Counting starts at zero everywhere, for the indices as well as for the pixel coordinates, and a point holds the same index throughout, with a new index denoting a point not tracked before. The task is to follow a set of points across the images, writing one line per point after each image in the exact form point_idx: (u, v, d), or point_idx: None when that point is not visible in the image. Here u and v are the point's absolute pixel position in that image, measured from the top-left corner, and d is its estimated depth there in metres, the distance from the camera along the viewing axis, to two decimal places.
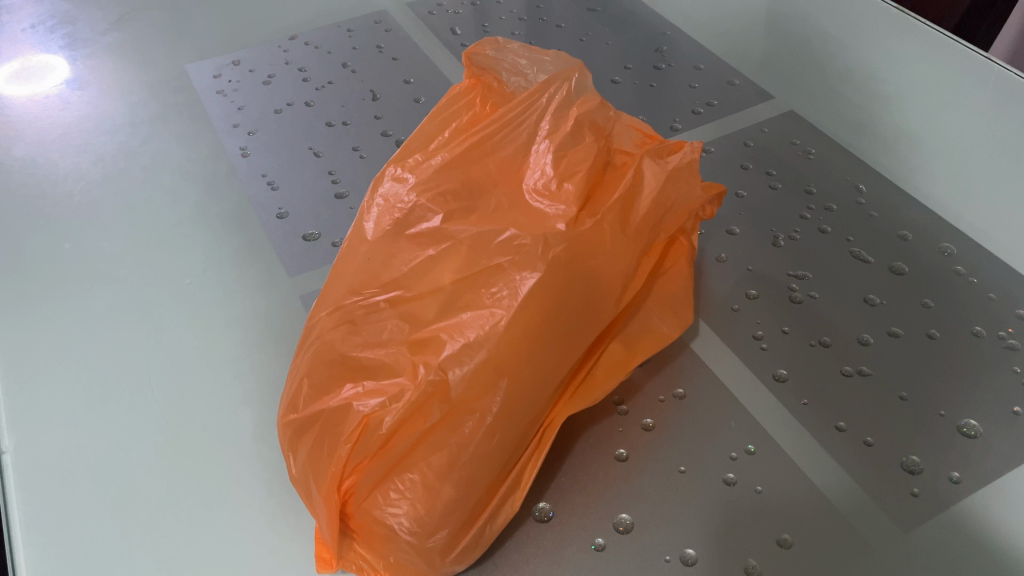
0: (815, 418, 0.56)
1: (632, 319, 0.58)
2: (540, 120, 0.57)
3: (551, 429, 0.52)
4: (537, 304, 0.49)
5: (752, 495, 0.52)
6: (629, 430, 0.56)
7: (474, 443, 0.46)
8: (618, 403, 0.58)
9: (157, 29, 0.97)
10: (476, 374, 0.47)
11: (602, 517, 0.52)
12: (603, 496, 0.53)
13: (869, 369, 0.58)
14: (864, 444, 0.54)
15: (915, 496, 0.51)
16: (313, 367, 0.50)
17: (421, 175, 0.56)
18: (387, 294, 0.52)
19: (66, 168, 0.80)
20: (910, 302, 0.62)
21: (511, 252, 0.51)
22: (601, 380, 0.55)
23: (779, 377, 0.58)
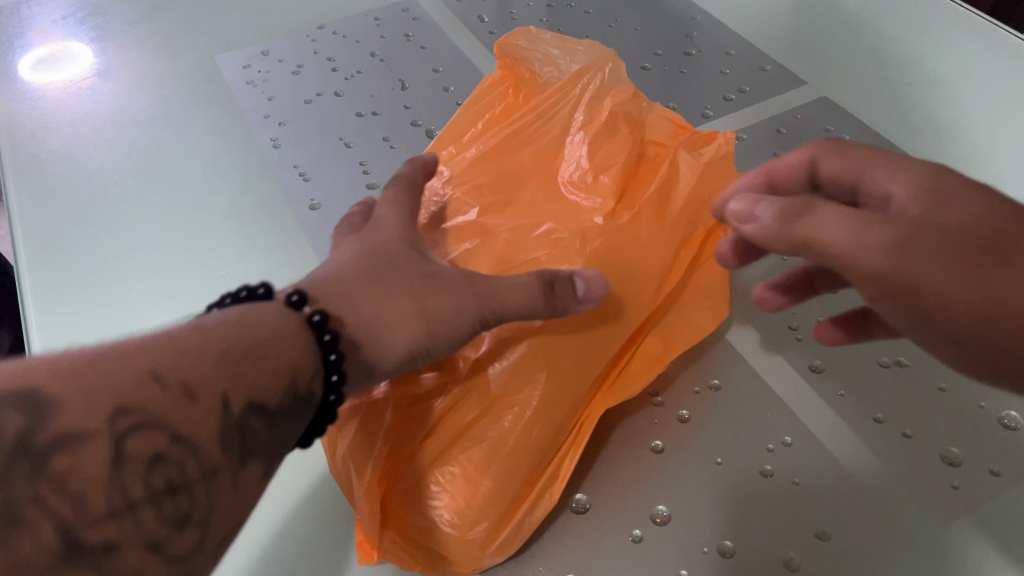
0: (852, 410, 0.55)
1: (667, 311, 0.58)
2: (572, 112, 0.58)
3: (588, 423, 0.52)
4: None
5: (790, 486, 0.52)
6: (665, 422, 0.56)
7: (513, 435, 0.47)
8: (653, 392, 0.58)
9: (184, 20, 0.97)
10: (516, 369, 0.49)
11: (639, 508, 0.52)
12: (641, 486, 0.53)
13: (907, 360, 0.57)
14: (902, 436, 0.54)
15: (955, 489, 0.51)
16: None
17: (457, 169, 0.56)
18: None
19: (100, 160, 0.81)
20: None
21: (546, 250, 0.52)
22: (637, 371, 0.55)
23: (815, 368, 0.58)
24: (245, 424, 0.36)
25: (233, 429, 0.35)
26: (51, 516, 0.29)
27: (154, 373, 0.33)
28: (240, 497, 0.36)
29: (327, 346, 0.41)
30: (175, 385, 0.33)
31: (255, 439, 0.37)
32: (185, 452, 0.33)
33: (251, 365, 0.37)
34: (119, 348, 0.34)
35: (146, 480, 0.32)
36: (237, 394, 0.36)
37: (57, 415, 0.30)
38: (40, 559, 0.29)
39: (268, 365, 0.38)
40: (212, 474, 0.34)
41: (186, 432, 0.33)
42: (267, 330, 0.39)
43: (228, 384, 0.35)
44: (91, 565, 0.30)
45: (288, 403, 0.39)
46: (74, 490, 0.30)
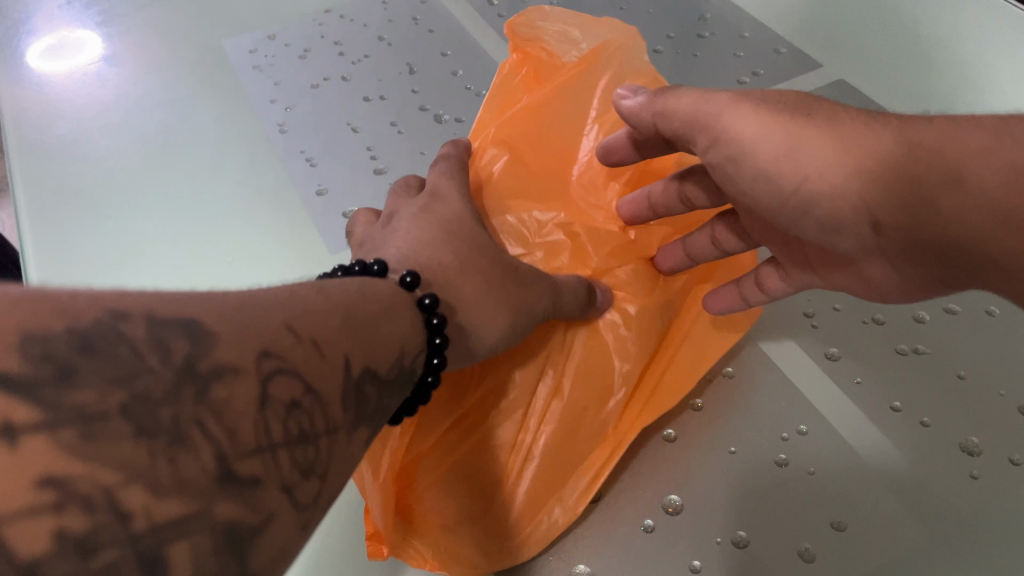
0: (869, 398, 0.54)
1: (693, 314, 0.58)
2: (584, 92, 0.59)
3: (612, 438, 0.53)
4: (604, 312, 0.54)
5: (805, 476, 0.51)
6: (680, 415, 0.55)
7: (537, 437, 0.50)
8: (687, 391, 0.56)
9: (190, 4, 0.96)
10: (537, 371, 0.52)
11: (649, 498, 0.51)
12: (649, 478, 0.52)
13: (925, 348, 0.56)
14: (920, 425, 0.53)
15: (975, 479, 0.50)
16: None
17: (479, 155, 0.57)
18: None
19: (106, 146, 0.80)
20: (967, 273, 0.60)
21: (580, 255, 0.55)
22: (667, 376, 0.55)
23: (831, 355, 0.57)
24: (360, 393, 0.35)
25: (352, 395, 0.34)
26: (209, 440, 0.26)
27: (290, 328, 0.32)
28: (351, 458, 0.34)
29: (434, 329, 0.42)
30: (308, 340, 0.32)
31: (367, 406, 0.35)
32: (315, 409, 0.32)
33: (366, 337, 0.36)
34: (247, 297, 0.32)
35: (285, 426, 0.30)
36: (357, 359, 0.35)
37: (215, 346, 0.28)
38: (200, 480, 0.25)
39: (383, 339, 0.38)
40: (334, 431, 0.33)
41: (317, 385, 0.32)
42: (379, 305, 0.39)
43: (349, 350, 0.35)
44: (242, 496, 0.27)
45: (395, 379, 0.38)
46: (229, 419, 0.27)
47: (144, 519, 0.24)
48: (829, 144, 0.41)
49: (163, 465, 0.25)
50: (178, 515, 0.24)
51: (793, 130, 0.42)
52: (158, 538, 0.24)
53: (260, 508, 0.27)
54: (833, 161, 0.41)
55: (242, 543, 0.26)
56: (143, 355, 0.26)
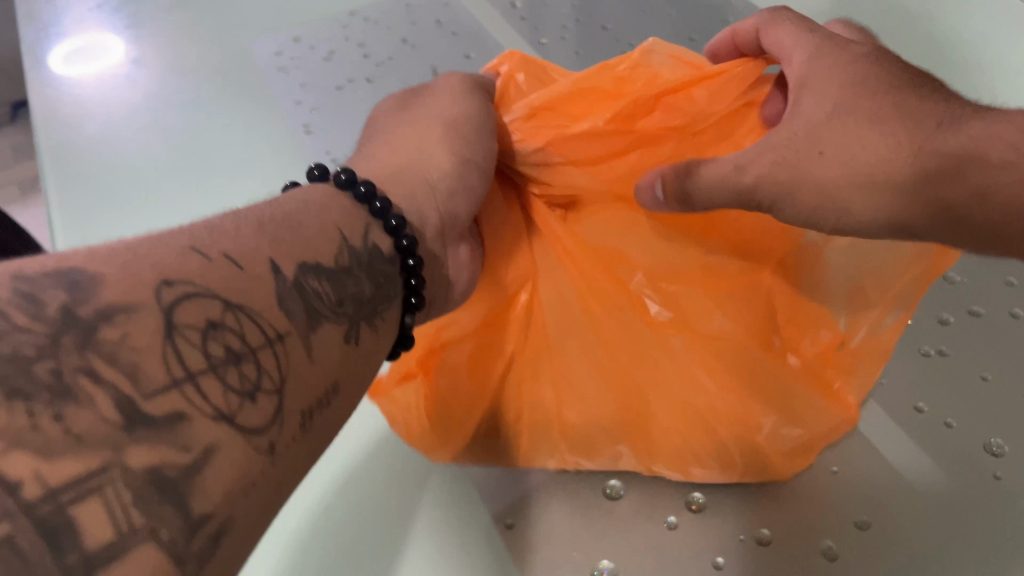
0: (892, 400, 0.55)
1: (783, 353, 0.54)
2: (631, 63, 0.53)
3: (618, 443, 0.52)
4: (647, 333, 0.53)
5: (828, 475, 0.52)
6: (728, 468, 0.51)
7: (570, 394, 0.52)
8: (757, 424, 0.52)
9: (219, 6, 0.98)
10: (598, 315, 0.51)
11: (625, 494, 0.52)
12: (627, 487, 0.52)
13: (949, 349, 0.56)
14: (943, 426, 0.53)
15: (998, 479, 0.50)
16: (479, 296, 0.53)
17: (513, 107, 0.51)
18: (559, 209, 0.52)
19: (135, 146, 0.81)
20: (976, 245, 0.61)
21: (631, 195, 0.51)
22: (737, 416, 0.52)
23: None
24: (306, 286, 0.35)
25: (297, 292, 0.35)
26: (109, 393, 0.27)
27: (197, 248, 0.32)
28: (314, 371, 0.34)
29: (380, 213, 0.43)
30: (216, 254, 0.33)
31: (320, 300, 0.36)
32: (240, 317, 0.32)
33: (292, 232, 0.37)
34: (144, 236, 0.32)
35: (204, 348, 0.30)
36: (284, 259, 0.35)
37: (100, 288, 0.28)
38: (99, 431, 0.26)
39: (310, 226, 0.39)
40: (283, 335, 0.33)
41: (237, 298, 0.32)
42: (298, 202, 0.40)
43: (273, 249, 0.35)
44: (161, 437, 0.27)
45: (351, 263, 0.39)
46: (127, 360, 0.27)
47: (34, 486, 0.24)
48: (877, 195, 0.45)
49: (49, 422, 0.25)
50: (75, 475, 0.25)
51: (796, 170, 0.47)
52: (57, 500, 0.24)
53: (192, 444, 0.28)
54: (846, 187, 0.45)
55: (171, 485, 0.26)
56: (7, 314, 0.26)
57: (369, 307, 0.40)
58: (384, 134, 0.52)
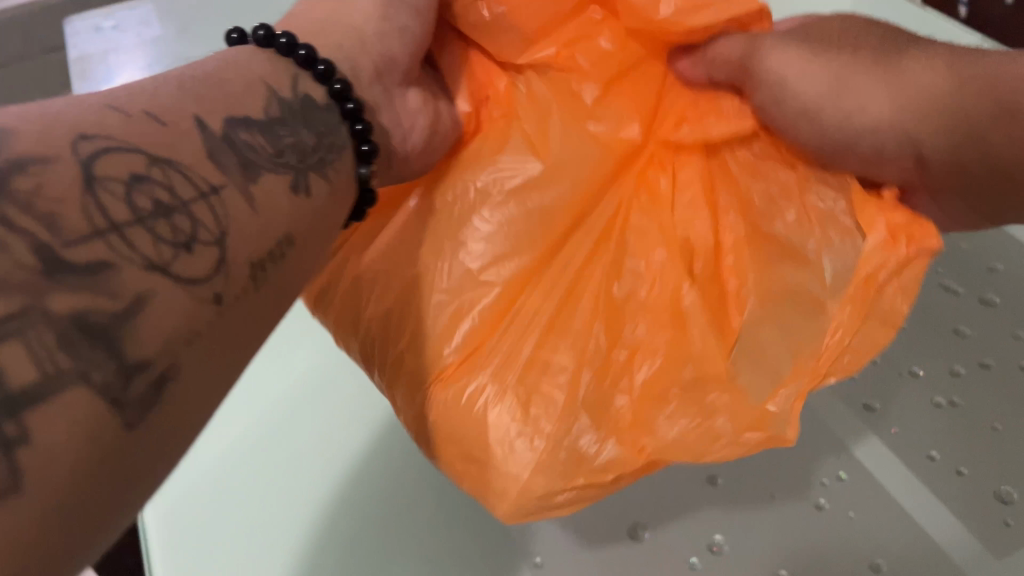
0: (906, 446, 0.58)
1: (744, 288, 0.47)
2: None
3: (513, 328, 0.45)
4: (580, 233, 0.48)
5: (844, 519, 0.55)
6: (571, 467, 0.42)
7: (465, 336, 0.45)
8: (653, 436, 0.43)
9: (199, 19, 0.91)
10: (560, 243, 0.47)
11: (519, 466, 0.42)
12: (513, 496, 0.42)
13: (960, 400, 0.59)
14: (956, 474, 0.56)
15: (1008, 525, 0.53)
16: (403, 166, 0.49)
17: None
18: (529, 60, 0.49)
19: None
20: (953, 253, 0.66)
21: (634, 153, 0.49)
22: (638, 384, 0.44)
23: (869, 407, 0.60)
24: (236, 139, 0.33)
25: (225, 143, 0.32)
26: (26, 240, 0.25)
27: (114, 106, 0.30)
28: (259, 223, 0.32)
29: (306, 62, 0.39)
30: (137, 113, 0.30)
31: (258, 150, 0.34)
32: (169, 170, 0.30)
33: (217, 88, 0.34)
34: (59, 99, 0.30)
35: (129, 199, 0.28)
36: (210, 114, 0.33)
37: (9, 141, 0.27)
38: (15, 275, 0.24)
39: (234, 80, 0.35)
40: (218, 188, 0.31)
41: (163, 154, 0.30)
42: (219, 61, 0.37)
43: (196, 104, 0.33)
44: (84, 285, 0.26)
45: (284, 114, 0.36)
46: (43, 207, 0.26)
47: None
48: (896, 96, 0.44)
49: None
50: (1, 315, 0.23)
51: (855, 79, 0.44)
52: None
53: (121, 293, 0.26)
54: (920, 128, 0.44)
55: (102, 333, 0.25)
56: None
57: (314, 156, 0.36)
58: None
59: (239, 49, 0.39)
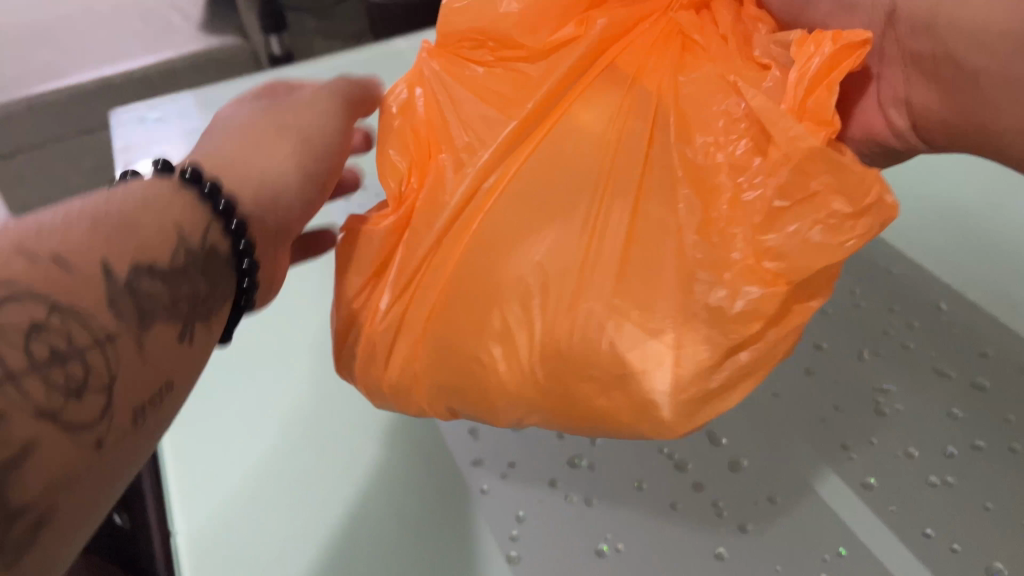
0: (903, 523, 0.59)
1: (809, 73, 0.48)
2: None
3: (571, 278, 0.48)
4: (611, 165, 0.51)
5: None
6: (715, 327, 0.46)
7: (542, 252, 0.49)
8: (780, 211, 0.46)
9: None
10: (603, 176, 0.51)
11: (661, 366, 0.46)
12: (671, 396, 0.45)
13: (953, 480, 0.61)
14: (951, 551, 0.58)
15: None
16: (409, 152, 0.56)
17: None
18: (494, 50, 0.58)
19: None
20: (947, 335, 0.71)
21: (639, 62, 0.55)
22: (759, 202, 0.47)
23: (867, 485, 0.62)
24: (139, 288, 0.38)
25: (127, 294, 0.37)
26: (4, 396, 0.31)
27: (24, 250, 0.34)
28: (146, 368, 0.38)
29: (223, 213, 0.45)
30: (45, 258, 0.34)
31: (155, 300, 0.39)
32: (63, 321, 0.34)
33: (131, 235, 0.39)
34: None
35: (27, 349, 0.32)
36: (127, 259, 0.38)
37: None
38: None
39: (150, 226, 0.40)
40: (112, 337, 0.36)
41: (65, 304, 0.34)
42: (137, 199, 0.41)
43: (105, 250, 0.37)
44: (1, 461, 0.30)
45: (187, 263, 0.41)
46: None
47: None
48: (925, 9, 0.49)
49: None
50: None
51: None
52: None
53: (10, 441, 0.31)
54: (991, 53, 0.46)
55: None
56: None
57: (203, 308, 0.42)
58: (220, 135, 0.52)
59: (151, 178, 0.43)
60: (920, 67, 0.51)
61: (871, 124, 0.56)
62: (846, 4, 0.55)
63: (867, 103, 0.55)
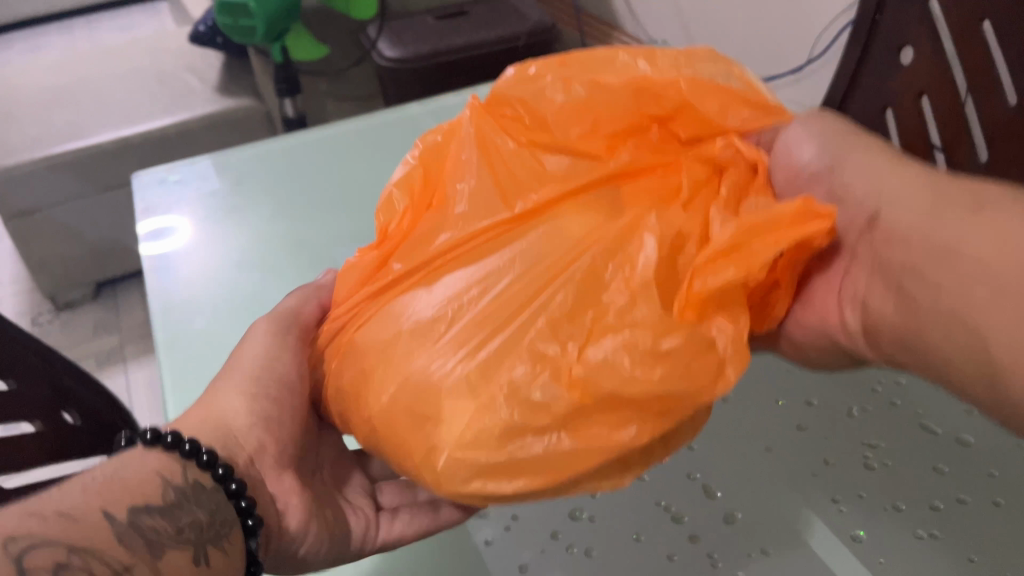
0: None
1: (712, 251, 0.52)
2: (742, 82, 0.68)
3: (458, 339, 0.52)
4: (537, 236, 0.57)
5: None
6: (494, 426, 0.48)
7: (439, 315, 0.54)
8: (625, 321, 0.50)
9: (255, 180, 1.08)
10: (513, 245, 0.57)
11: (459, 419, 0.49)
12: (448, 452, 0.49)
13: (940, 534, 0.63)
14: None
15: None
16: (414, 193, 0.64)
17: (539, 86, 0.64)
18: (531, 133, 0.63)
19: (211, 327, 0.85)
20: (931, 391, 0.74)
21: (631, 192, 0.60)
22: (610, 320, 0.51)
23: (856, 538, 0.64)
24: (142, 524, 0.47)
25: (131, 530, 0.46)
26: None
27: (33, 512, 0.43)
28: None
29: (191, 452, 0.52)
30: (53, 516, 0.44)
31: (162, 533, 0.48)
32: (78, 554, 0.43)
33: (121, 486, 0.48)
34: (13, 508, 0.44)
35: None
36: (121, 505, 0.47)
37: None
38: None
39: (136, 475, 0.49)
40: (129, 566, 0.45)
41: (78, 543, 0.43)
42: (125, 462, 0.50)
43: (103, 503, 0.46)
44: None
45: (178, 498, 0.50)
46: None
47: None
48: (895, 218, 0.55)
49: None
50: None
51: (929, 222, 0.51)
52: None
53: None
54: (958, 277, 0.47)
55: None
56: None
57: (210, 530, 0.50)
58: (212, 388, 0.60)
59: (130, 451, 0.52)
60: (880, 275, 0.56)
61: (827, 313, 0.62)
62: (836, 196, 0.62)
63: (828, 298, 0.62)
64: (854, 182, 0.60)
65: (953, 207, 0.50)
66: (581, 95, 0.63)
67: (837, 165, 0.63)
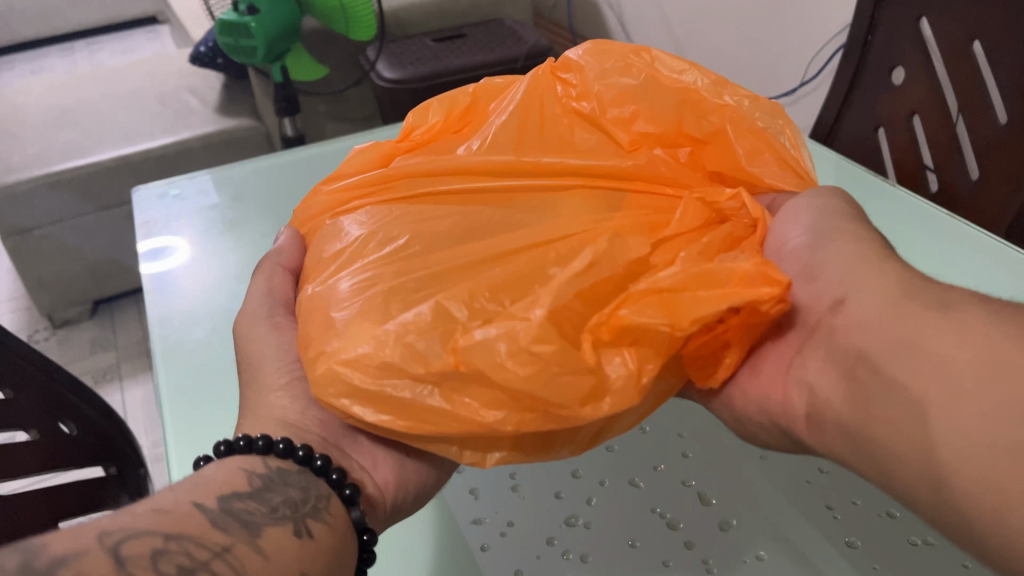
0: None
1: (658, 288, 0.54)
2: (789, 147, 0.69)
3: (426, 268, 0.57)
4: (502, 221, 0.62)
5: None
6: (384, 367, 0.50)
7: (423, 234, 0.61)
8: (526, 314, 0.52)
9: (253, 194, 1.09)
10: (486, 203, 0.64)
11: (357, 347, 0.51)
12: (328, 360, 0.51)
13: (933, 540, 0.64)
14: None
15: None
16: (448, 119, 0.73)
17: (604, 68, 0.70)
18: (583, 106, 0.70)
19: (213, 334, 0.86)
20: None
21: (626, 200, 0.65)
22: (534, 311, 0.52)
23: (851, 544, 0.64)
24: (235, 507, 0.49)
25: (224, 514, 0.48)
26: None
27: (126, 512, 0.45)
28: (270, 557, 0.47)
29: (268, 447, 0.55)
30: (141, 513, 0.45)
31: (256, 514, 0.49)
32: (180, 541, 0.44)
33: (209, 485, 0.50)
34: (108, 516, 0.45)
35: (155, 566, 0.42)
36: (207, 496, 0.49)
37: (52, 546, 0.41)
38: None
39: (221, 476, 0.52)
40: (230, 546, 0.46)
41: (174, 531, 0.45)
42: (213, 468, 0.53)
43: (194, 498, 0.49)
44: None
45: (265, 485, 0.53)
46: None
47: None
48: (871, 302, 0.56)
49: None
50: None
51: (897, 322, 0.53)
52: None
53: None
54: (921, 375, 0.49)
55: None
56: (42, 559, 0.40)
57: (306, 506, 0.53)
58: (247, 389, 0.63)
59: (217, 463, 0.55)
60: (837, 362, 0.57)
61: (770, 391, 0.63)
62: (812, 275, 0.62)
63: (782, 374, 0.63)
64: (832, 262, 0.61)
65: (916, 304, 0.52)
66: (636, 92, 0.69)
67: (821, 245, 0.63)
